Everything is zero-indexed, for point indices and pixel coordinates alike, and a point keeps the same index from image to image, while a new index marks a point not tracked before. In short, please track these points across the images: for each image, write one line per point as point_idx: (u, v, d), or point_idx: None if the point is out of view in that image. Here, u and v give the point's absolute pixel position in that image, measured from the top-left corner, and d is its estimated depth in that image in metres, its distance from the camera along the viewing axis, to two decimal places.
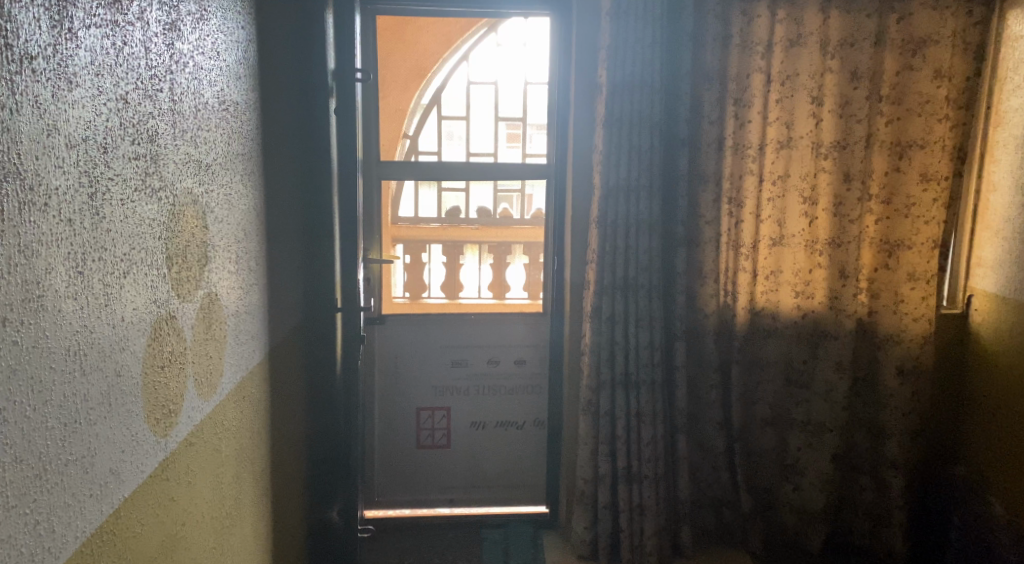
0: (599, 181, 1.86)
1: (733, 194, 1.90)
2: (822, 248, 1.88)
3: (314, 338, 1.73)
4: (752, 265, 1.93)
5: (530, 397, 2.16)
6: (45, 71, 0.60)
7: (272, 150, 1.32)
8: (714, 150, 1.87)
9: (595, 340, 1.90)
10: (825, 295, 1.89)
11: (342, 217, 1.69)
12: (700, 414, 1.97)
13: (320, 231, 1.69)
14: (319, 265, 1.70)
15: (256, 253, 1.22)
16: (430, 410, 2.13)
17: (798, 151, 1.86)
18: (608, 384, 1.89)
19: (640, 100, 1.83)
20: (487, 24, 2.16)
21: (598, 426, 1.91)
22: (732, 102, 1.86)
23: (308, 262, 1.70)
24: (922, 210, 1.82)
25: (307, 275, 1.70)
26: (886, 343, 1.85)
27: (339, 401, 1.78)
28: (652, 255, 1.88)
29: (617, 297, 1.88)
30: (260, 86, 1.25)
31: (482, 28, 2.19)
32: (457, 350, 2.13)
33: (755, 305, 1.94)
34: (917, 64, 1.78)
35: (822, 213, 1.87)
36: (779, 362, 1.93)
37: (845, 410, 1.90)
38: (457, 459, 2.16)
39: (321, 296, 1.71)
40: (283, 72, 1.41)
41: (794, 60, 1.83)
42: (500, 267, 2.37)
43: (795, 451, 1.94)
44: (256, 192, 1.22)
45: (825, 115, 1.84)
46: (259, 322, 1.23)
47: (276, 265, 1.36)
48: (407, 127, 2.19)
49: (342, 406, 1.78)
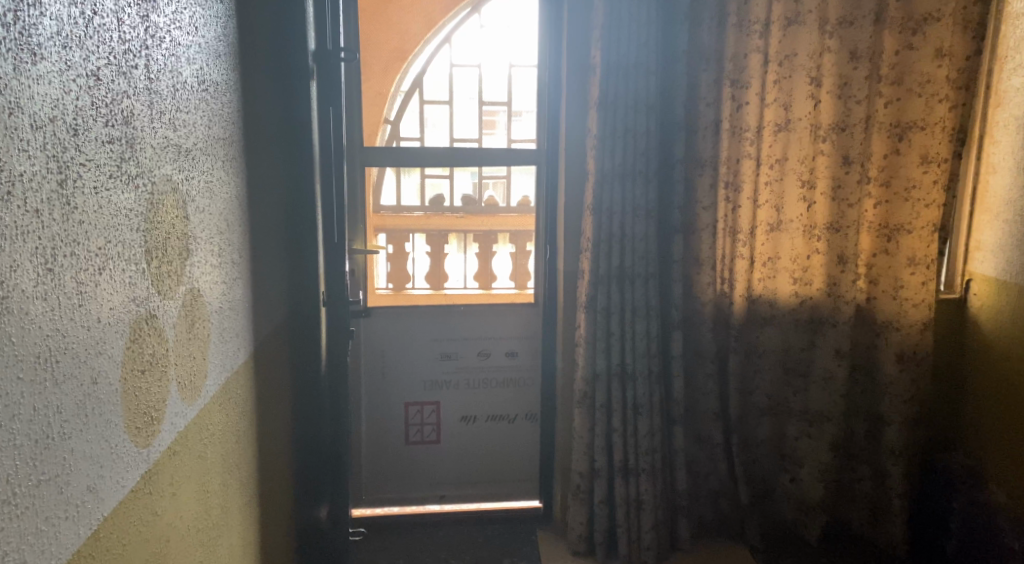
0: (593, 166, 1.80)
1: (729, 178, 1.87)
2: (820, 234, 1.84)
3: (295, 337, 1.63)
4: (749, 252, 1.89)
5: (522, 391, 2.10)
6: (5, 41, 0.52)
7: (254, 134, 1.23)
8: (710, 134, 1.83)
9: (591, 331, 1.84)
10: (823, 281, 1.86)
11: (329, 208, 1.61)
12: (696, 404, 1.94)
13: (305, 225, 1.61)
14: (304, 263, 1.62)
15: (240, 245, 1.13)
16: (419, 405, 2.06)
17: (796, 134, 1.82)
18: (604, 376, 1.83)
19: (635, 81, 1.77)
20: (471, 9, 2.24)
21: (594, 420, 1.86)
22: (728, 83, 1.82)
23: (289, 261, 1.59)
24: (922, 192, 1.78)
25: (292, 268, 1.61)
26: (885, 329, 1.83)
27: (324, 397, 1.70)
28: (648, 242, 1.82)
29: (612, 285, 1.82)
30: (240, 66, 1.15)
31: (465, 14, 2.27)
32: (446, 344, 2.06)
33: (752, 292, 1.91)
34: (917, 43, 1.74)
35: (820, 197, 1.83)
36: (777, 350, 1.91)
37: (844, 399, 1.86)
38: (448, 455, 2.09)
39: (306, 289, 1.63)
40: (265, 53, 1.33)
41: (792, 39, 1.79)
42: (487, 256, 2.37)
43: (792, 440, 1.92)
44: (238, 179, 1.13)
45: (824, 96, 1.79)
46: (244, 318, 1.15)
47: (261, 256, 1.27)
48: (388, 111, 2.22)
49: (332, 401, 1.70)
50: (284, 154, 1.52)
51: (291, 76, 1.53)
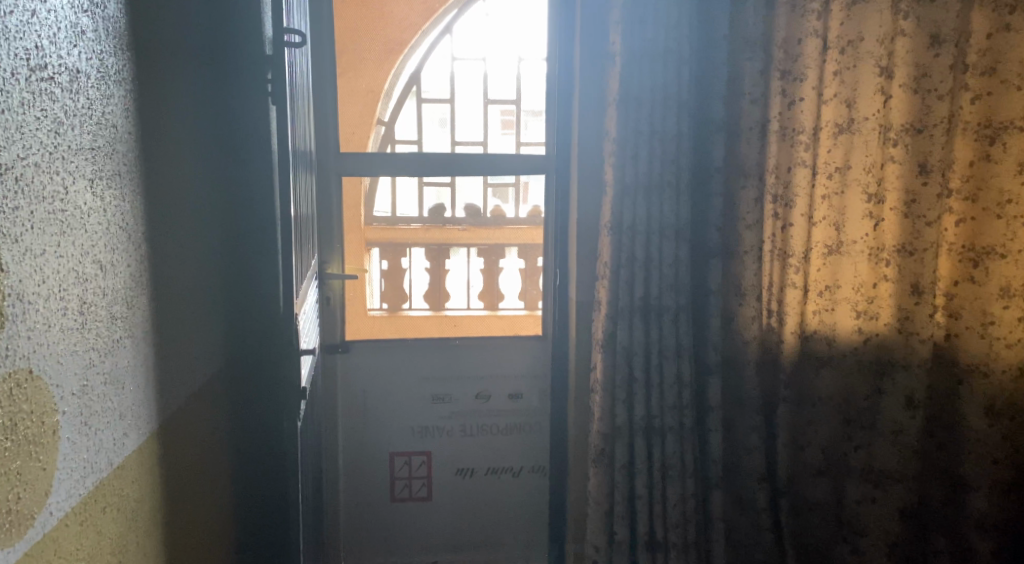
0: (611, 177, 1.48)
1: (780, 190, 1.54)
2: (889, 258, 1.50)
3: (238, 402, 1.23)
4: (803, 280, 1.56)
5: (525, 439, 1.78)
6: None
7: (158, 138, 0.93)
8: (756, 137, 1.50)
9: (608, 375, 1.51)
10: (893, 315, 1.51)
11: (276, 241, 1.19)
12: (738, 462, 1.60)
13: (250, 258, 1.20)
14: (253, 308, 1.21)
15: (121, 291, 0.83)
16: (406, 455, 1.76)
17: (862, 137, 1.49)
18: (626, 431, 1.51)
19: (664, 73, 1.46)
20: (459, 4, 2.47)
21: (613, 484, 1.52)
22: (779, 74, 1.51)
23: (229, 305, 1.19)
24: (1020, 208, 1.41)
25: (236, 319, 1.21)
26: (969, 376, 1.47)
27: (264, 484, 1.27)
28: (679, 270, 1.50)
29: (636, 321, 1.50)
30: (127, 49, 0.85)
31: (453, 6, 2.48)
32: (439, 384, 1.76)
33: (806, 328, 1.58)
34: (1016, 24, 1.36)
35: (890, 213, 1.49)
36: (835, 397, 1.57)
37: (916, 456, 1.53)
38: (441, 514, 1.79)
39: (253, 348, 1.23)
40: (187, 36, 1.02)
41: (858, 20, 1.46)
42: (493, 273, 2.55)
43: (853, 506, 1.57)
44: (120, 203, 0.83)
45: (896, 90, 1.45)
46: (131, 390, 0.85)
47: (170, 299, 0.98)
48: (383, 112, 2.42)
49: (275, 484, 1.27)
50: (218, 164, 1.14)
51: (224, 67, 1.14)
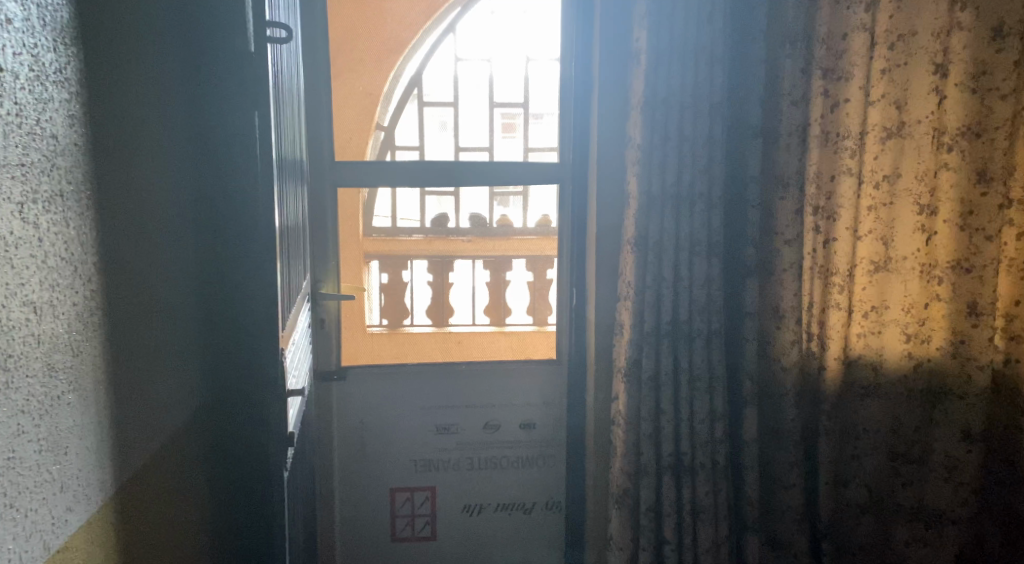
0: (634, 187, 1.34)
1: (822, 200, 1.41)
2: (941, 274, 1.34)
3: (212, 453, 1.06)
4: (847, 301, 1.42)
5: (539, 473, 1.63)
6: None
7: (113, 151, 0.78)
8: (796, 142, 1.39)
9: (631, 407, 1.36)
10: (946, 338, 1.35)
11: (257, 270, 1.02)
12: (774, 499, 1.46)
13: (228, 290, 1.03)
14: (232, 344, 1.04)
15: (61, 337, 0.68)
16: (408, 492, 1.61)
17: (914, 142, 1.34)
18: (651, 469, 1.36)
19: (693, 72, 1.31)
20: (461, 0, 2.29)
21: (637, 528, 1.38)
22: (820, 73, 1.37)
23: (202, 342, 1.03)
24: None
25: (212, 357, 1.04)
26: None
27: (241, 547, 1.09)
28: (711, 292, 1.35)
29: (662, 349, 1.35)
30: (71, 44, 0.70)
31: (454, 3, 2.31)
32: (443, 413, 1.61)
33: (849, 353, 1.44)
34: None
35: (943, 225, 1.33)
36: (883, 430, 1.42)
37: (975, 496, 1.35)
38: (447, 554, 1.64)
39: (230, 389, 1.05)
40: (149, 31, 0.87)
41: (910, 12, 1.31)
42: (501, 286, 2.13)
43: (902, 548, 1.41)
44: (62, 230, 0.68)
45: (950, 89, 1.29)
46: (77, 456, 0.70)
47: (131, 338, 0.83)
48: (383, 118, 2.22)
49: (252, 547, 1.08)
50: (185, 180, 0.98)
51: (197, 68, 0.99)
